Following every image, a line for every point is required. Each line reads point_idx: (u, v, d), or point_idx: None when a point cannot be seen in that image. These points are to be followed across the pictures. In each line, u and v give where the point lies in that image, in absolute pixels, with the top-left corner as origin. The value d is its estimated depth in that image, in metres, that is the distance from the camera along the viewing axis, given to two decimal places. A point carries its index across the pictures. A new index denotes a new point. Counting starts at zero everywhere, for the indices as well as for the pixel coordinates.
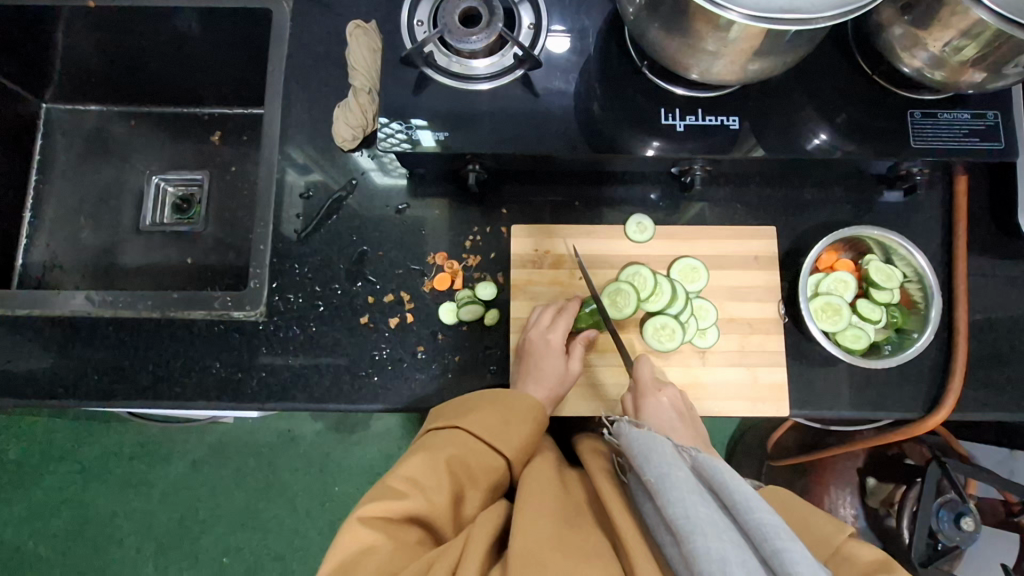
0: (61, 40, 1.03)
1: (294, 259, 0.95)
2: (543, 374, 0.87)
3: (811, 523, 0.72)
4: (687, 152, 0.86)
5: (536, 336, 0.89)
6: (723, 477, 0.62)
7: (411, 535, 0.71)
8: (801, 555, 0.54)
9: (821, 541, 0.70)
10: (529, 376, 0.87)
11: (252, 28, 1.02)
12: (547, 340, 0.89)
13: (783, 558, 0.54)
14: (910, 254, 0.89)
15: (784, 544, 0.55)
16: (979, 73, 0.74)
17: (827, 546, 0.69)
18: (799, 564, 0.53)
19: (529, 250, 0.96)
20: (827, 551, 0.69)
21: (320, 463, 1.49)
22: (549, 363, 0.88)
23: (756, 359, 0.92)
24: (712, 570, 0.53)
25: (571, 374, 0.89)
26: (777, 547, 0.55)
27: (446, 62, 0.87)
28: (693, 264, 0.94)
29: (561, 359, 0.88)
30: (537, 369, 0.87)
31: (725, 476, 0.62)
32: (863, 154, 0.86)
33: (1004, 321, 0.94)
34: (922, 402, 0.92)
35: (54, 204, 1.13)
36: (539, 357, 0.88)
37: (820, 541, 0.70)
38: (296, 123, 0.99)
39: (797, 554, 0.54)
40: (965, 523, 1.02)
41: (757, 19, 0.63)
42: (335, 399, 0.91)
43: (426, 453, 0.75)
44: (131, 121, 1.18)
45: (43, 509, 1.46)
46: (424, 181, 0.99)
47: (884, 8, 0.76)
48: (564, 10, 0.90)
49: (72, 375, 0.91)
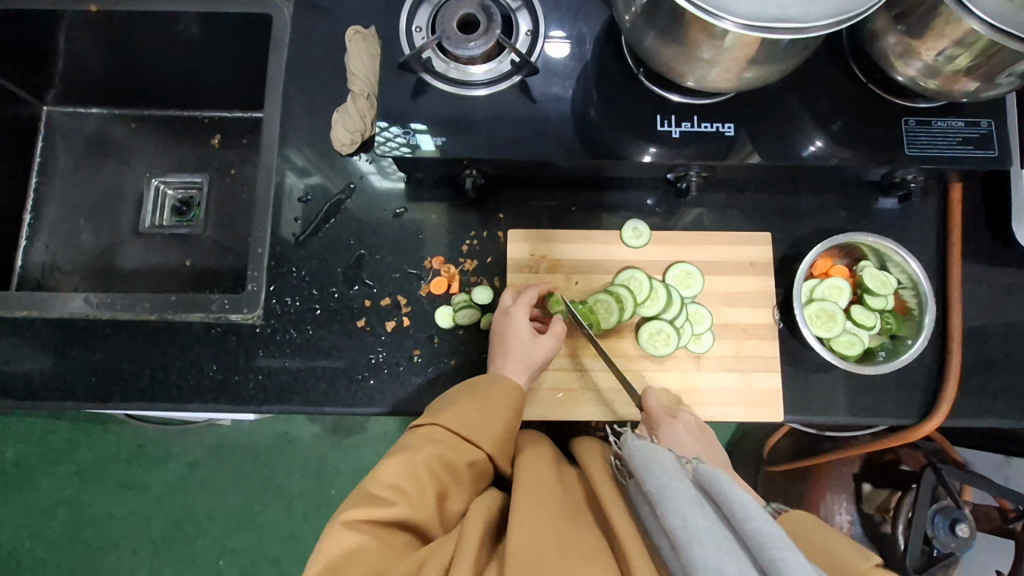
0: (62, 42, 1.04)
1: (292, 262, 0.96)
2: (510, 347, 0.88)
3: (835, 551, 0.66)
4: (684, 158, 0.87)
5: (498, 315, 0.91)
6: (720, 484, 0.62)
7: (398, 539, 0.71)
8: (798, 564, 0.53)
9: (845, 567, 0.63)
10: (506, 358, 0.87)
11: (253, 32, 1.02)
12: (517, 330, 0.88)
13: (779, 568, 0.53)
14: (905, 261, 0.90)
15: (780, 553, 0.54)
16: (973, 82, 0.74)
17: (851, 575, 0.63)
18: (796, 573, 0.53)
19: (525, 255, 0.96)
20: None
21: (316, 466, 1.49)
22: (513, 336, 0.88)
23: (752, 365, 0.93)
24: None
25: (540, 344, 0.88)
26: (775, 556, 0.54)
27: (445, 68, 0.88)
28: (689, 270, 0.95)
29: (524, 330, 0.88)
30: (503, 344, 0.88)
31: (723, 486, 0.61)
32: (858, 161, 0.87)
33: (998, 329, 0.95)
34: (916, 408, 0.92)
35: (55, 207, 1.14)
36: (502, 333, 0.89)
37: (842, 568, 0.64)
38: (295, 127, 1.00)
39: (793, 564, 0.53)
40: (961, 530, 1.03)
41: (751, 28, 0.64)
42: (332, 402, 0.91)
43: (408, 454, 0.74)
44: (132, 125, 1.19)
45: (40, 510, 1.46)
46: (421, 185, 0.99)
47: (878, 17, 0.77)
48: (562, 17, 0.91)
49: (68, 376, 0.92)
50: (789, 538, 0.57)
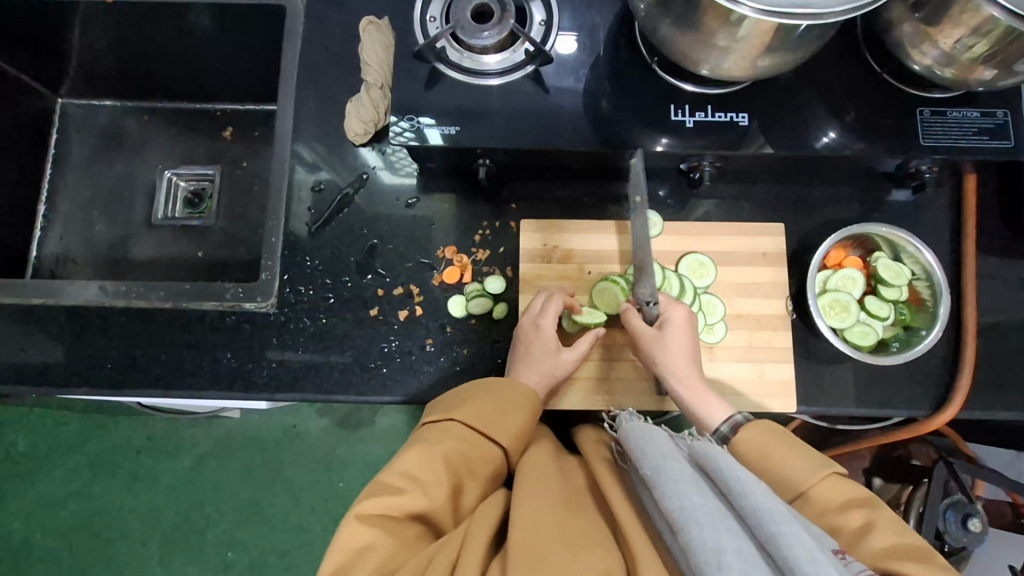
0: (78, 34, 1.04)
1: (305, 252, 0.96)
2: (533, 362, 0.87)
3: (779, 464, 0.71)
4: (697, 148, 0.86)
5: (526, 321, 0.90)
6: (716, 460, 0.62)
7: (411, 531, 0.71)
8: (797, 537, 0.53)
9: (789, 483, 0.70)
10: (525, 370, 0.87)
11: (266, 24, 1.03)
12: (535, 350, 0.87)
13: (778, 542, 0.53)
14: (919, 252, 0.89)
15: (778, 528, 0.54)
16: (990, 70, 0.74)
17: (794, 491, 0.69)
18: (794, 546, 0.53)
19: (537, 246, 0.96)
20: (792, 493, 0.70)
21: (325, 459, 1.50)
22: (538, 350, 0.87)
23: (764, 355, 0.92)
24: (708, 561, 0.53)
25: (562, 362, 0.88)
26: (773, 531, 0.54)
27: (458, 57, 0.88)
28: (701, 260, 0.94)
29: (551, 345, 0.88)
30: (528, 354, 0.88)
31: (719, 462, 0.61)
32: (872, 151, 0.87)
33: (1012, 321, 0.94)
34: (929, 399, 0.92)
35: (69, 199, 1.15)
36: (529, 341, 0.88)
37: (784, 484, 0.70)
38: (307, 118, 1.00)
39: (791, 537, 0.53)
40: (973, 525, 1.03)
41: (769, 14, 0.64)
42: (344, 390, 0.92)
43: (424, 447, 0.75)
44: (144, 117, 1.20)
45: (52, 501, 1.47)
46: (434, 175, 1.00)
47: (894, 6, 0.77)
48: (575, 8, 0.91)
49: (83, 364, 0.92)
50: (787, 510, 0.57)
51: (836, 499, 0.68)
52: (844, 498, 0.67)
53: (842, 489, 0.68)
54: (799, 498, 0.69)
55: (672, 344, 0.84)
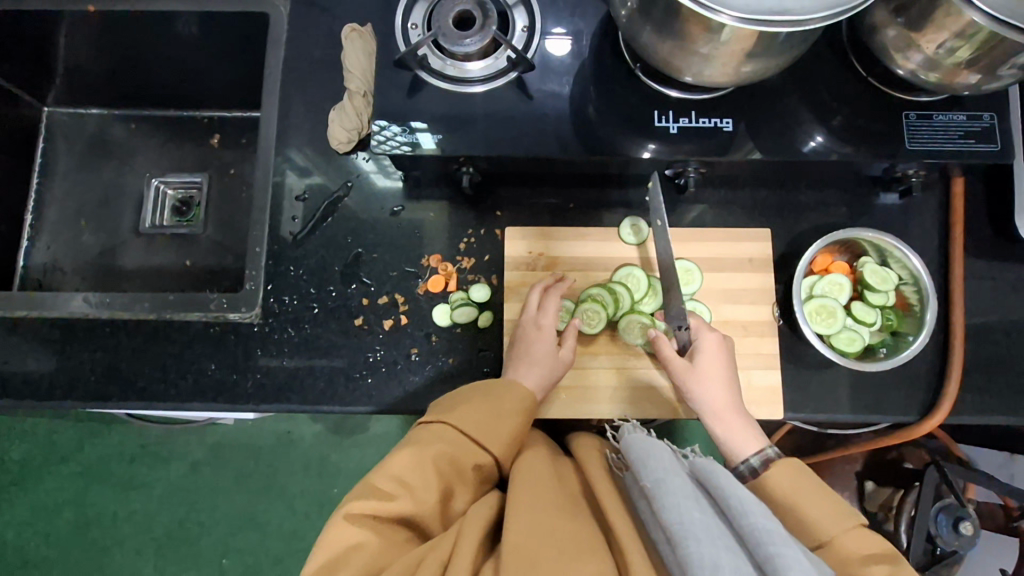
0: (62, 43, 1.04)
1: (290, 261, 0.96)
2: (533, 359, 0.86)
3: (804, 507, 0.71)
4: (682, 154, 0.86)
5: (526, 320, 0.90)
6: (716, 479, 0.62)
7: (399, 534, 0.71)
8: (795, 559, 0.53)
9: (812, 529, 0.70)
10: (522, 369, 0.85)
11: (250, 31, 1.02)
12: (535, 347, 0.87)
13: (776, 563, 0.53)
14: (905, 257, 0.89)
15: (776, 549, 0.54)
16: (974, 74, 0.73)
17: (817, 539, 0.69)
18: (791, 568, 0.52)
19: (523, 253, 0.96)
20: (814, 540, 0.69)
21: (318, 465, 1.49)
22: (537, 347, 0.87)
23: (751, 361, 0.92)
24: None
25: (561, 359, 0.88)
26: (771, 551, 0.54)
27: (440, 65, 0.87)
28: (686, 266, 0.94)
29: (550, 343, 0.88)
30: (528, 351, 0.87)
31: (719, 481, 0.61)
32: (858, 156, 0.86)
33: (1001, 325, 0.94)
34: (917, 405, 0.91)
35: (55, 208, 1.14)
36: (529, 340, 0.88)
37: (807, 530, 0.70)
38: (292, 125, 1.00)
39: (789, 559, 0.53)
40: (965, 527, 1.04)
41: (748, 21, 0.63)
42: (330, 401, 0.91)
43: (416, 450, 0.74)
44: (131, 125, 1.19)
45: (45, 510, 1.47)
46: (419, 183, 0.99)
47: (878, 10, 0.76)
48: (559, 12, 0.90)
49: (69, 376, 0.92)
50: (787, 533, 0.57)
51: (860, 551, 0.67)
52: (867, 551, 0.67)
53: (866, 541, 0.68)
54: (821, 545, 0.69)
55: (708, 379, 0.82)
